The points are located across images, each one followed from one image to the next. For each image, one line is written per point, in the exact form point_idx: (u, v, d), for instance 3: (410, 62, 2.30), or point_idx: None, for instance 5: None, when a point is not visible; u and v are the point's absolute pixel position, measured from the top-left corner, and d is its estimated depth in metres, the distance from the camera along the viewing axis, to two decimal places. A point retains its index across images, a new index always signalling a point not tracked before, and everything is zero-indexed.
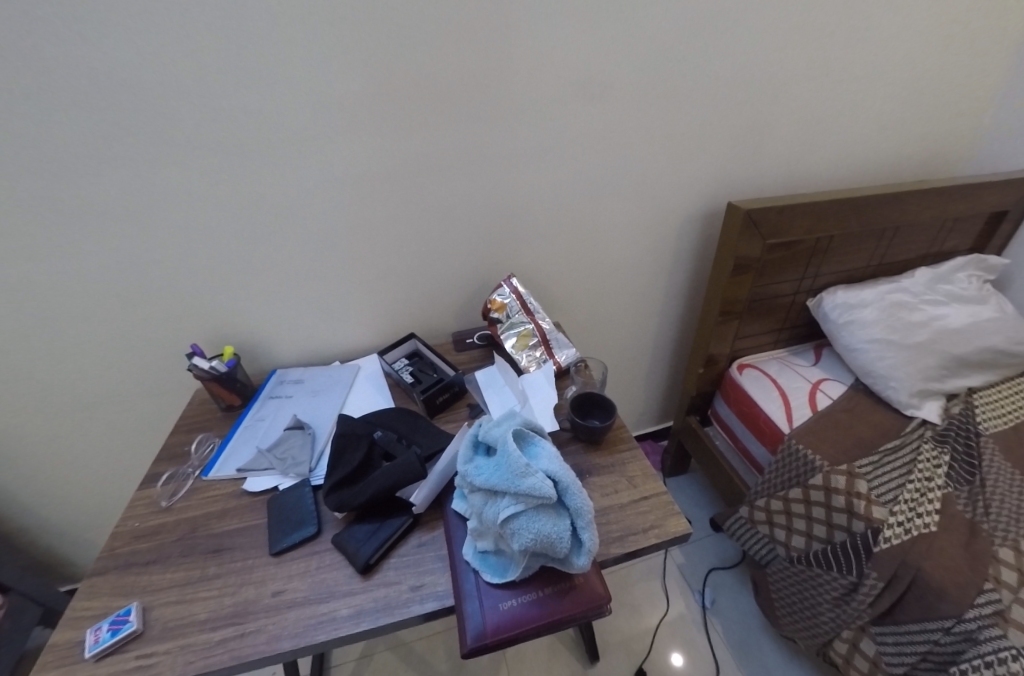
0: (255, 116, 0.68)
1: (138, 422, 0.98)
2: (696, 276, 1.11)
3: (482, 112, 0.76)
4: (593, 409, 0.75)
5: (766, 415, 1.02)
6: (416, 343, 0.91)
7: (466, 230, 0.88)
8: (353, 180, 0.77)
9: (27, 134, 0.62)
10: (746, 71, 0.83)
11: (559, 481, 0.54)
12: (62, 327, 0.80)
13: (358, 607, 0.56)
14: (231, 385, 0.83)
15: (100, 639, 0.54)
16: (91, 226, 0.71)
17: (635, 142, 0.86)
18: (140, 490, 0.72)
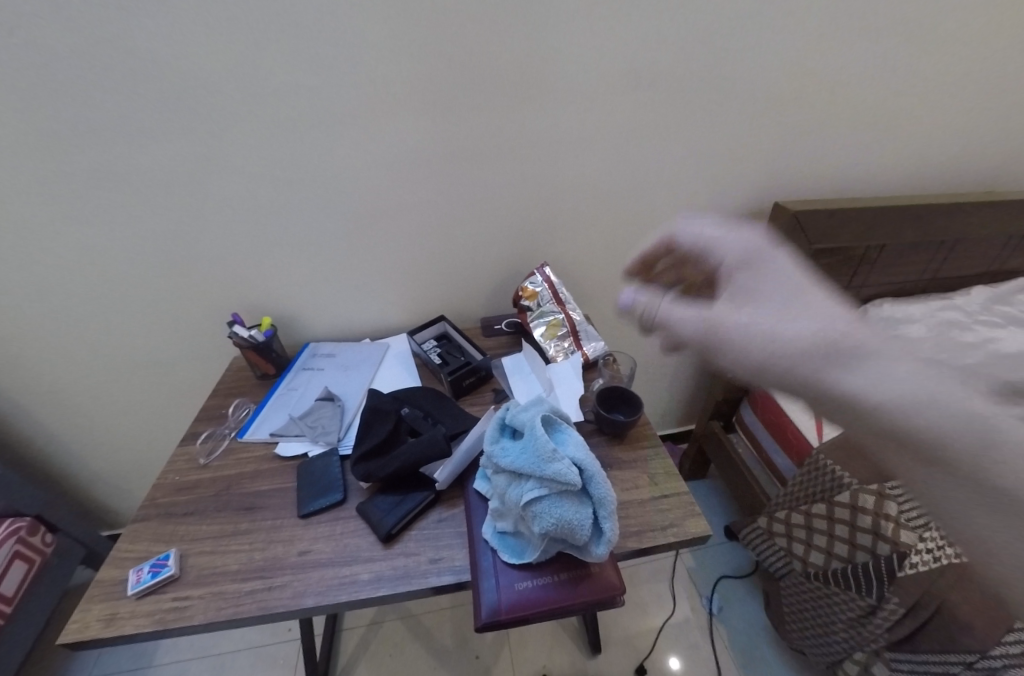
0: (302, 92, 0.69)
1: (179, 384, 1.03)
2: None
3: (526, 96, 0.75)
4: (619, 403, 0.75)
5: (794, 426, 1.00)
6: (445, 326, 0.92)
7: (501, 217, 0.88)
8: (394, 160, 0.78)
9: (97, 104, 0.66)
10: (804, 66, 0.79)
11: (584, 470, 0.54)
12: (116, 288, 0.85)
13: (378, 574, 0.58)
14: (268, 354, 0.86)
15: (141, 579, 0.58)
16: (146, 195, 0.75)
17: (680, 136, 0.84)
18: (181, 446, 0.76)
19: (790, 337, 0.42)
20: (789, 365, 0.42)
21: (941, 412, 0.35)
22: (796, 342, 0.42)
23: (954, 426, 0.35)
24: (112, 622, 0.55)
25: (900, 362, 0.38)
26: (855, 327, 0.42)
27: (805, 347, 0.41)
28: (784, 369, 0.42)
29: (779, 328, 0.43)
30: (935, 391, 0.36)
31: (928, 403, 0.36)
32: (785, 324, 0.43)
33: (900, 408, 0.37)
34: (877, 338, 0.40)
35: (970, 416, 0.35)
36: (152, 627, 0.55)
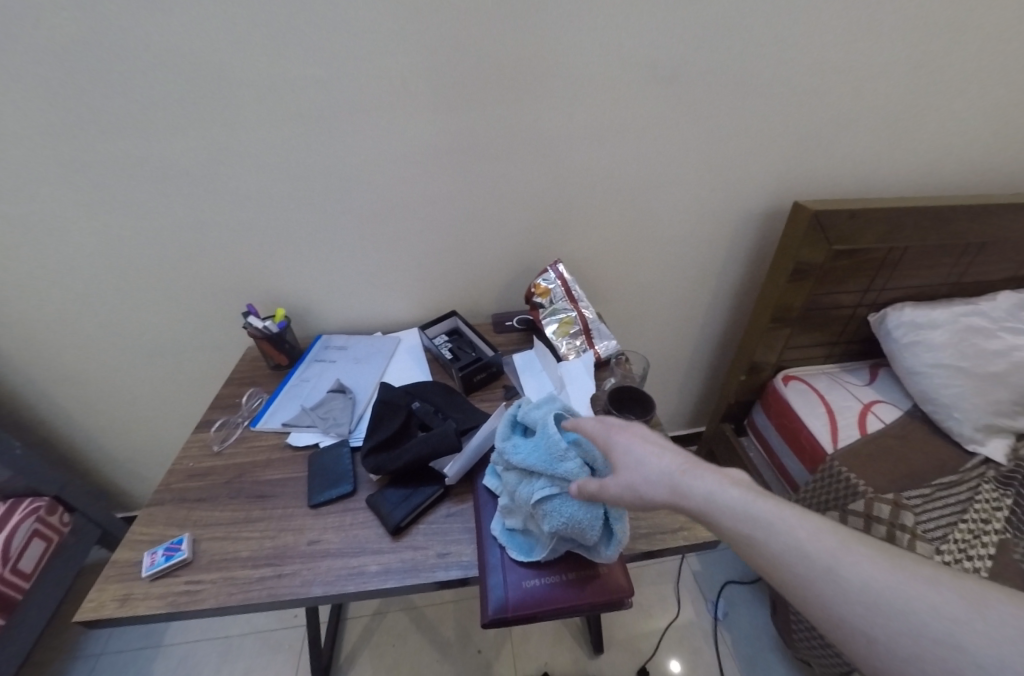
0: (320, 85, 0.69)
1: (193, 372, 1.05)
2: (747, 280, 1.07)
3: (543, 91, 0.74)
4: (631, 403, 0.75)
5: (808, 432, 0.98)
6: (457, 321, 0.92)
7: (515, 213, 0.88)
8: (409, 154, 0.78)
9: (118, 94, 0.67)
10: (828, 63, 0.77)
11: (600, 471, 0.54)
12: (135, 277, 0.86)
13: (387, 566, 0.58)
14: (281, 345, 0.87)
15: (155, 562, 0.59)
16: (166, 185, 0.76)
17: (699, 134, 0.82)
18: (195, 433, 0.77)
19: (649, 481, 0.47)
20: (659, 503, 0.47)
21: (774, 519, 0.42)
22: (657, 485, 0.47)
23: (798, 549, 0.41)
24: (126, 603, 0.57)
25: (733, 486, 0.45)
26: (696, 464, 0.48)
27: (665, 488, 0.47)
28: (653, 494, 0.47)
29: (644, 461, 0.48)
30: (763, 509, 0.43)
31: (768, 524, 0.42)
32: (647, 468, 0.48)
33: (745, 521, 0.43)
34: (708, 471, 0.47)
35: (804, 538, 0.41)
36: (164, 609, 0.56)
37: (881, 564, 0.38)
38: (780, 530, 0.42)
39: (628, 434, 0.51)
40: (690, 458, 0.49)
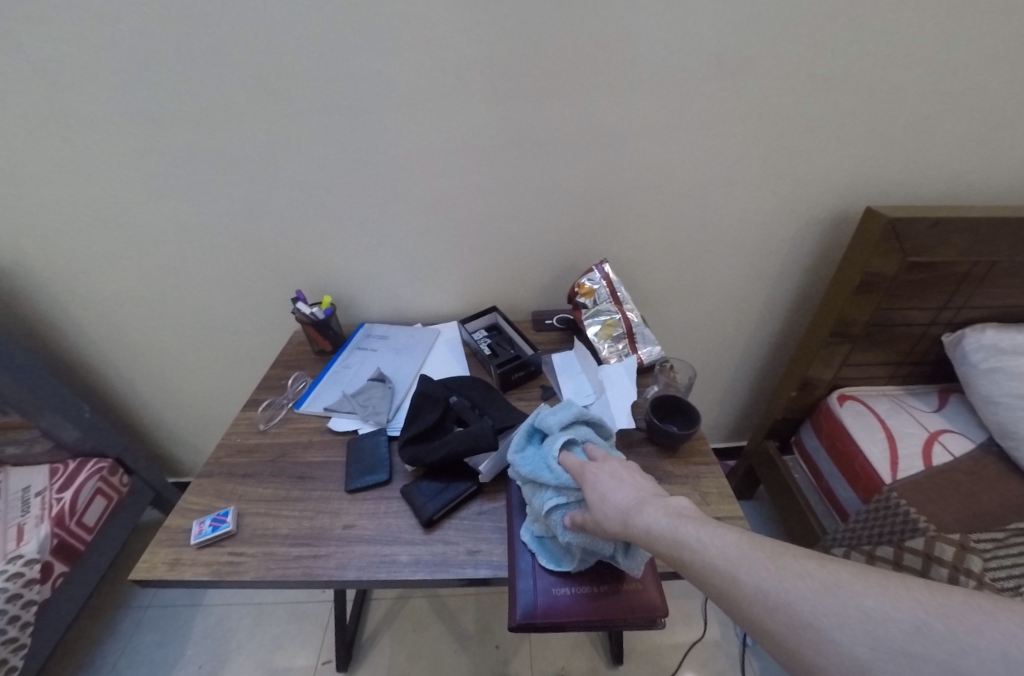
0: (377, 78, 0.70)
1: (244, 351, 1.09)
2: (806, 290, 1.00)
3: (599, 87, 0.72)
4: (673, 414, 0.72)
5: (864, 459, 0.92)
6: (497, 316, 0.92)
7: (562, 210, 0.86)
8: (462, 147, 0.77)
9: (191, 83, 0.70)
10: (921, 58, 0.70)
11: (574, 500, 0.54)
12: (196, 258, 0.91)
13: (418, 557, 0.59)
14: (326, 332, 0.89)
15: (203, 531, 0.63)
16: (228, 172, 0.79)
17: (763, 134, 0.78)
18: (244, 411, 0.81)
19: (606, 512, 0.50)
20: (612, 531, 0.49)
21: (701, 542, 0.43)
22: (611, 515, 0.49)
23: (721, 569, 0.42)
24: (175, 567, 0.60)
25: (674, 514, 0.46)
26: (651, 497, 0.49)
27: (618, 517, 0.49)
28: (607, 522, 0.50)
29: (607, 493, 0.51)
30: (693, 535, 0.44)
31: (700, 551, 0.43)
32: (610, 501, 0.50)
33: (678, 546, 0.44)
34: (656, 501, 0.48)
35: (722, 559, 0.42)
36: (208, 577, 0.59)
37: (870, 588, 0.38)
38: (705, 551, 0.43)
39: (597, 471, 0.53)
40: (648, 491, 0.51)
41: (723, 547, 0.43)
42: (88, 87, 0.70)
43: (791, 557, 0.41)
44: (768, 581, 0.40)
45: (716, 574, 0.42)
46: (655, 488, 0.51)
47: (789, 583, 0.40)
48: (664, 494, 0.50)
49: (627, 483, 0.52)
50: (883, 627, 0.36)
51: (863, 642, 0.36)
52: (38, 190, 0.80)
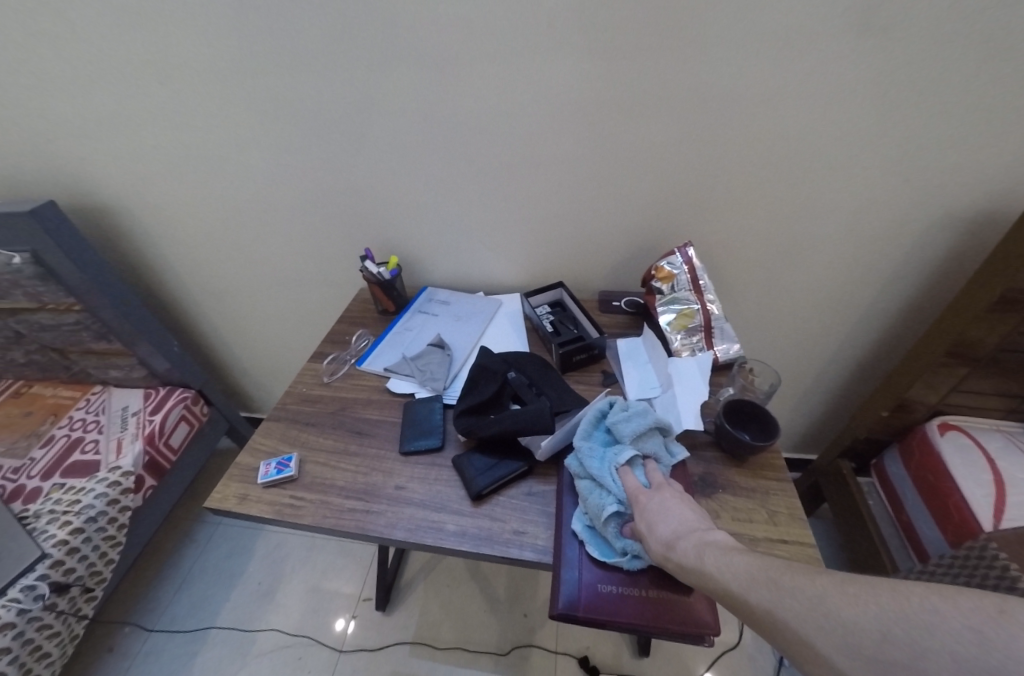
0: (469, 26, 0.66)
1: (313, 303, 1.14)
2: (921, 296, 0.87)
3: (712, 45, 0.64)
4: (747, 422, 0.66)
5: (959, 497, 0.82)
6: (563, 293, 0.88)
7: (647, 183, 0.79)
8: (546, 107, 0.72)
9: (285, 29, 0.70)
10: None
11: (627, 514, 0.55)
12: (277, 209, 0.94)
13: (464, 529, 0.59)
14: (391, 292, 0.90)
15: (268, 472, 0.67)
16: (312, 122, 0.79)
17: (905, 106, 0.66)
18: (311, 362, 0.84)
19: (650, 539, 0.50)
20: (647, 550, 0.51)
21: (717, 570, 0.44)
22: (654, 545, 0.50)
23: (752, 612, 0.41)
24: (243, 500, 0.64)
25: (706, 545, 0.47)
26: (695, 528, 0.49)
27: (657, 543, 0.50)
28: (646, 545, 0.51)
29: (655, 522, 0.51)
30: (715, 563, 0.45)
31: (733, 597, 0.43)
32: (657, 529, 0.51)
33: (699, 573, 0.45)
34: (695, 533, 0.49)
35: (735, 587, 0.43)
36: (270, 515, 0.63)
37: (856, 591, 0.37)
38: (722, 579, 0.44)
39: (647, 492, 0.54)
40: (692, 520, 0.51)
41: (733, 572, 0.43)
42: (190, 29, 0.71)
43: (784, 573, 0.41)
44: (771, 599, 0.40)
45: (725, 594, 0.43)
46: (703, 519, 0.51)
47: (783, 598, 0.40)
48: (706, 527, 0.50)
49: (674, 511, 0.52)
50: (878, 638, 0.35)
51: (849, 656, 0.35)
52: (142, 133, 0.84)
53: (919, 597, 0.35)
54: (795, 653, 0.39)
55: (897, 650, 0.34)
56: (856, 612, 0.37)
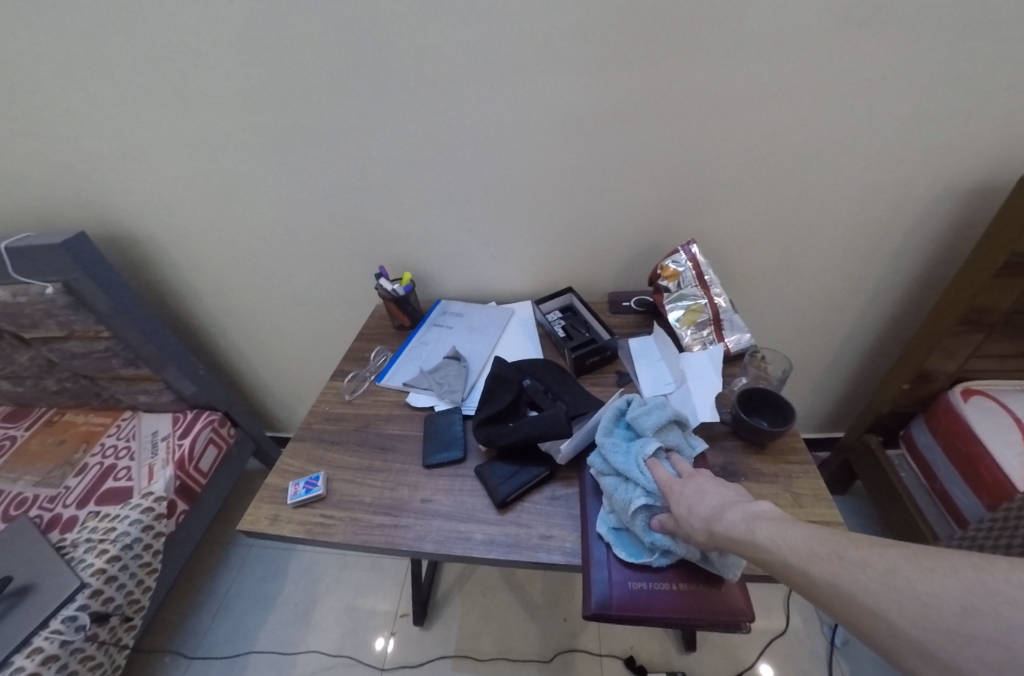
0: (457, 49, 0.69)
1: (332, 323, 1.17)
2: (933, 272, 0.86)
3: (698, 48, 0.65)
4: (763, 409, 0.66)
5: (991, 461, 0.80)
6: (572, 298, 0.89)
7: (648, 184, 0.80)
8: (539, 119, 0.74)
9: (284, 67, 0.73)
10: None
11: (657, 505, 0.55)
12: (290, 234, 0.97)
13: (491, 537, 0.60)
14: (405, 308, 0.92)
15: (298, 492, 0.69)
16: (317, 150, 0.83)
17: (897, 89, 0.65)
18: (332, 381, 0.87)
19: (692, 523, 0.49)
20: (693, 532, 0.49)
21: (771, 540, 0.42)
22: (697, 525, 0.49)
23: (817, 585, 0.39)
24: (276, 521, 0.67)
25: (752, 516, 0.45)
26: (735, 501, 0.48)
27: (701, 524, 0.49)
28: (690, 530, 0.50)
29: (694, 504, 0.50)
30: (766, 535, 0.43)
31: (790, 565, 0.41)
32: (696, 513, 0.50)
33: (753, 547, 0.43)
34: (737, 504, 0.47)
35: (795, 559, 0.40)
36: (302, 534, 0.65)
37: (935, 563, 0.35)
38: (778, 550, 0.42)
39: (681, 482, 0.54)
40: (730, 496, 0.50)
41: (790, 543, 0.41)
42: (198, 69, 0.75)
43: (848, 546, 0.39)
44: (835, 573, 0.38)
45: (786, 569, 0.41)
46: (741, 494, 0.50)
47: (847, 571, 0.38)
48: (748, 499, 0.48)
49: (710, 490, 0.51)
50: (962, 612, 0.32)
51: (929, 628, 0.33)
52: (159, 168, 0.89)
53: (1004, 569, 0.32)
54: (863, 627, 0.36)
55: (983, 623, 0.31)
56: (936, 585, 0.34)
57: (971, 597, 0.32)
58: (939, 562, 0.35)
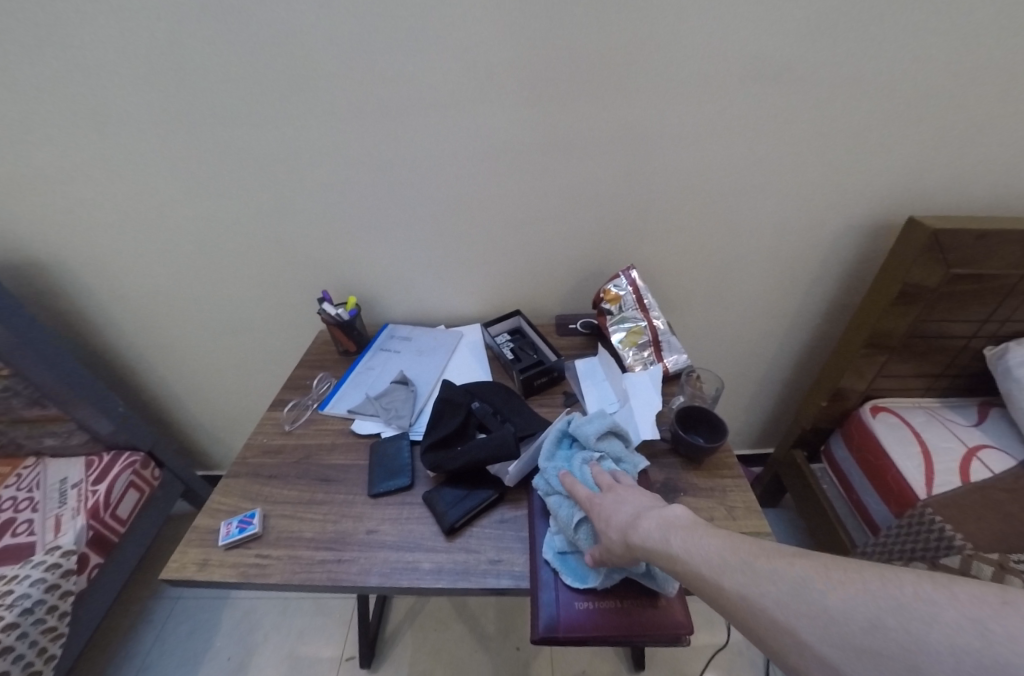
0: (402, 81, 0.70)
1: (271, 350, 1.12)
2: (842, 297, 0.96)
3: (629, 91, 0.71)
4: (699, 426, 0.70)
5: (897, 471, 0.88)
6: (520, 320, 0.91)
7: (589, 213, 0.84)
8: (484, 150, 0.77)
9: (222, 90, 0.72)
10: (990, 54, 0.65)
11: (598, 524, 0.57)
12: (227, 259, 0.93)
13: (440, 565, 0.59)
14: (350, 333, 0.90)
15: (230, 532, 0.64)
16: (257, 175, 0.81)
17: (800, 135, 0.74)
18: (271, 411, 0.82)
19: (610, 534, 0.52)
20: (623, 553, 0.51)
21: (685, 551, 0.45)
22: (614, 534, 0.51)
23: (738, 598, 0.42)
24: (205, 566, 0.61)
25: (664, 524, 0.48)
26: (647, 510, 0.51)
27: (619, 536, 0.51)
28: (612, 546, 0.51)
29: (609, 515, 0.53)
30: (681, 543, 0.46)
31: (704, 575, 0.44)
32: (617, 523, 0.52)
33: (672, 556, 0.46)
34: (650, 512, 0.50)
35: (698, 560, 0.45)
36: (234, 578, 0.60)
37: (845, 575, 0.38)
38: (692, 561, 0.45)
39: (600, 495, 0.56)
40: (645, 503, 0.53)
41: (704, 555, 0.44)
42: (127, 87, 0.71)
43: (762, 557, 0.42)
44: (746, 585, 0.42)
45: (698, 577, 0.44)
46: (655, 501, 0.53)
47: (761, 585, 0.41)
48: (661, 504, 0.51)
49: (627, 501, 0.54)
50: (868, 627, 0.36)
51: (836, 643, 0.36)
52: (76, 191, 0.82)
53: (912, 584, 0.36)
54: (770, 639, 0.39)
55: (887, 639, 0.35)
56: (848, 601, 0.37)
57: (877, 612, 0.36)
58: (848, 574, 0.38)
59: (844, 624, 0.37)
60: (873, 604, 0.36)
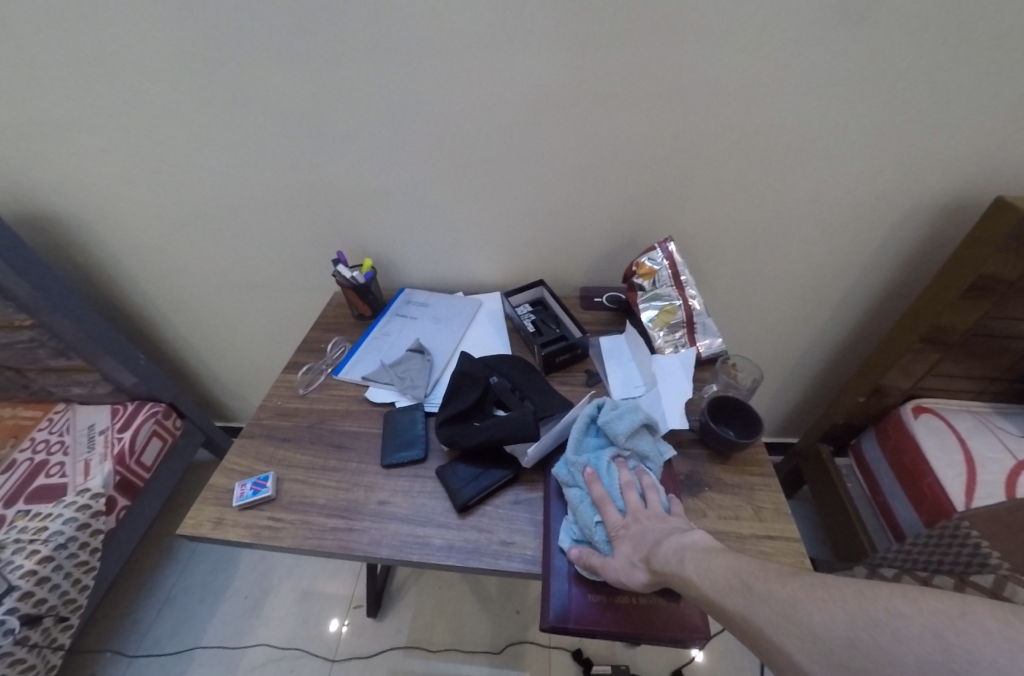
0: (432, 18, 0.63)
1: (286, 309, 1.10)
2: (895, 283, 0.88)
3: (686, 37, 0.63)
4: (731, 419, 0.66)
5: (934, 478, 0.83)
6: (543, 291, 0.86)
7: (626, 177, 0.78)
8: (517, 103, 0.70)
9: (238, 24, 0.65)
10: None
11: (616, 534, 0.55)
12: (244, 214, 0.89)
13: (451, 542, 0.57)
14: (366, 297, 0.87)
15: (244, 494, 0.64)
16: (274, 123, 0.76)
17: (877, 96, 0.65)
18: (285, 373, 0.81)
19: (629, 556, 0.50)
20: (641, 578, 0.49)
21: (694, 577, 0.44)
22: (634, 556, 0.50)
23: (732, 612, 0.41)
24: (219, 525, 0.61)
25: (684, 546, 0.47)
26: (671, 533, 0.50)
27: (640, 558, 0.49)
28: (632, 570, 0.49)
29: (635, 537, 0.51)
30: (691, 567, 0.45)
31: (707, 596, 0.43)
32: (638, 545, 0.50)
33: (681, 578, 0.45)
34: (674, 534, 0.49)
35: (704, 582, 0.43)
36: (247, 539, 0.60)
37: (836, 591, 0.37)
38: (699, 585, 0.43)
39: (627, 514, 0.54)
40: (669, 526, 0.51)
41: (710, 578, 0.43)
42: (138, 19, 0.66)
43: (758, 579, 0.41)
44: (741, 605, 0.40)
45: (703, 598, 0.43)
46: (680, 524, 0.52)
47: (754, 603, 0.40)
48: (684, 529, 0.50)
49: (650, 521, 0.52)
50: (846, 644, 0.34)
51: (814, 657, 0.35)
52: (90, 137, 0.79)
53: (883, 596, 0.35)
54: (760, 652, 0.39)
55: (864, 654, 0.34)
56: (827, 619, 0.36)
57: (855, 630, 0.35)
58: (829, 593, 0.37)
59: (821, 636, 0.36)
60: (853, 622, 0.35)
